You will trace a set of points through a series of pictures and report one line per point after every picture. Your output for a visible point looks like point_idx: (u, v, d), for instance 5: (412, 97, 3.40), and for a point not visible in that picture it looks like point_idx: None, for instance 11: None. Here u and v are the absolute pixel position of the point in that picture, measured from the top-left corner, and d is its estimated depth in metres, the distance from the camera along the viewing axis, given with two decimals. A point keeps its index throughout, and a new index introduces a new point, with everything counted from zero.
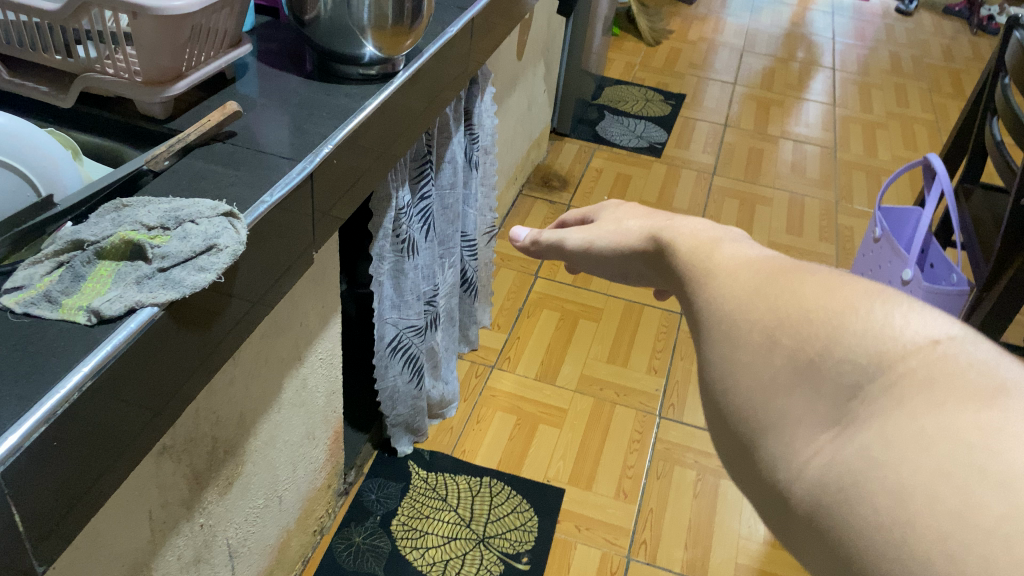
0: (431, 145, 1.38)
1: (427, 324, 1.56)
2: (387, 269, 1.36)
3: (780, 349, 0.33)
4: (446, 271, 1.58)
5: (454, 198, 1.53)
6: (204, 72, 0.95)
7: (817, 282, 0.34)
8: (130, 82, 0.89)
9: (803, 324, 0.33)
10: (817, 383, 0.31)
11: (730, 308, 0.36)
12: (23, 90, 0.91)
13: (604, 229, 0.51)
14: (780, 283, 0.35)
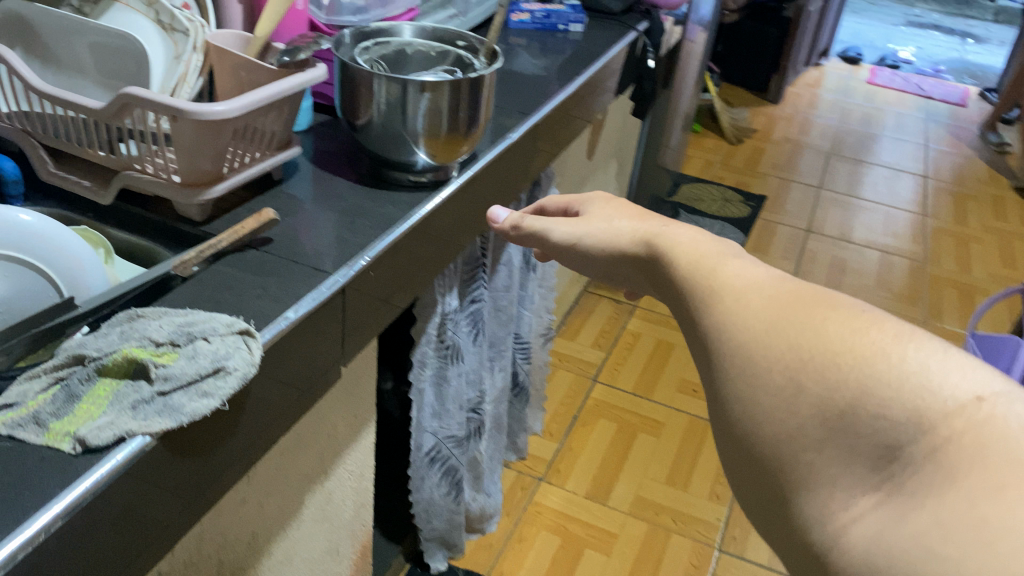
0: (486, 249, 1.35)
1: (470, 433, 1.47)
2: (429, 375, 1.30)
3: (806, 394, 0.42)
4: (495, 375, 1.52)
5: (509, 300, 1.48)
6: (246, 174, 0.93)
7: (832, 317, 0.44)
8: (166, 182, 0.88)
9: (829, 370, 0.42)
10: (852, 441, 0.40)
11: (747, 334, 0.46)
12: (66, 184, 0.91)
13: (596, 228, 0.67)
14: (788, 316, 0.45)
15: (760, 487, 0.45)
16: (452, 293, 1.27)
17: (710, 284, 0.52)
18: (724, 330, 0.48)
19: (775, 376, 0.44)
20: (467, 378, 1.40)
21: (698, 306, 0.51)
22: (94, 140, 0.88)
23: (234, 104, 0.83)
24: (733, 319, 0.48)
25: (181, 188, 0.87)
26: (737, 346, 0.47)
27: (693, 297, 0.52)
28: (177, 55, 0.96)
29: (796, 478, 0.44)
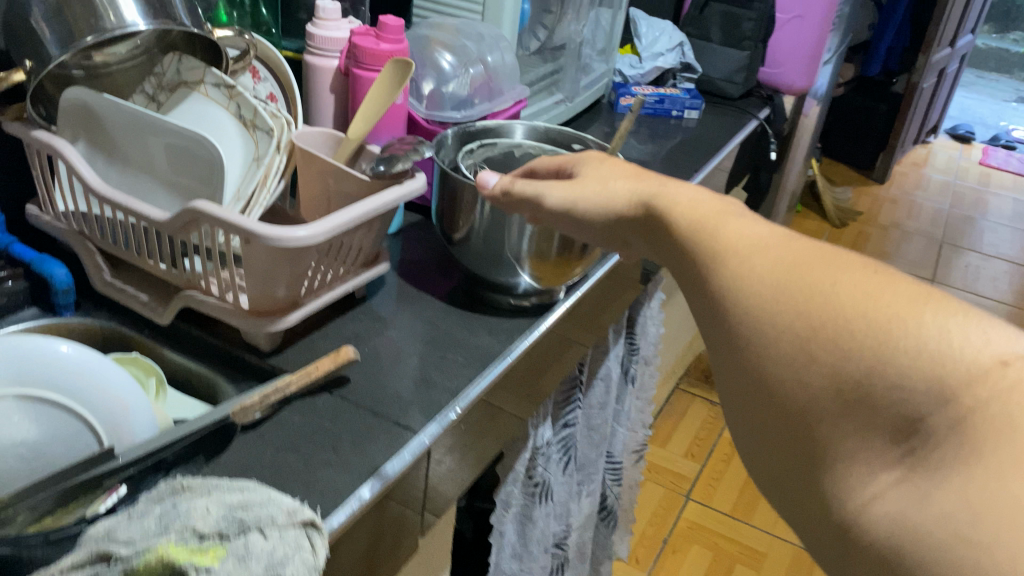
0: (583, 367, 1.29)
1: (553, 568, 1.42)
2: (513, 515, 1.22)
3: (822, 361, 0.47)
4: (582, 500, 1.44)
5: (602, 418, 1.41)
6: (331, 293, 0.87)
7: (847, 282, 0.48)
8: (226, 305, 0.82)
9: (846, 337, 0.46)
10: (875, 412, 0.45)
11: (761, 300, 0.51)
12: (123, 295, 0.86)
13: (587, 193, 0.73)
14: (814, 284, 0.49)
15: (786, 450, 0.50)
16: (545, 425, 1.21)
17: (738, 253, 0.55)
18: (744, 298, 0.52)
19: (790, 341, 0.49)
20: (554, 512, 1.33)
21: (722, 276, 0.55)
22: (156, 252, 0.83)
23: (316, 230, 0.76)
24: (750, 287, 0.52)
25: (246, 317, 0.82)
26: (749, 309, 0.52)
27: (715, 268, 0.56)
28: (256, 155, 0.88)
29: (834, 451, 0.47)
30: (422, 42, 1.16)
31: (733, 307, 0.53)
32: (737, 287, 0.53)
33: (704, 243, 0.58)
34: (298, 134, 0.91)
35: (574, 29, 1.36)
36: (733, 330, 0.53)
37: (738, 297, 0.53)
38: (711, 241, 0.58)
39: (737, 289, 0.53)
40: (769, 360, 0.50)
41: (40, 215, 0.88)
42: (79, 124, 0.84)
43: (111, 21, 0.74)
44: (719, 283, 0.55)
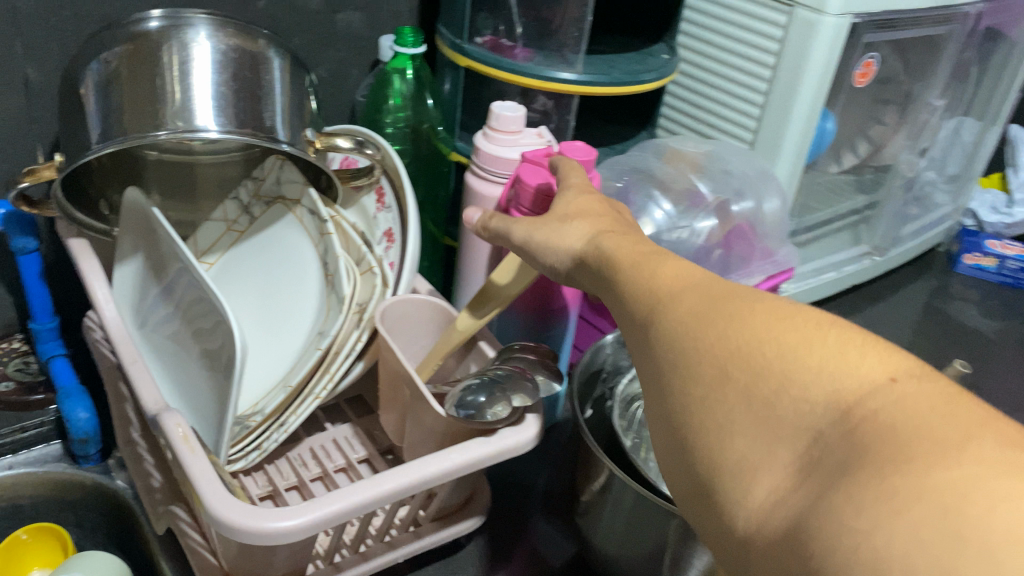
0: None
1: None
2: None
3: (733, 383, 0.28)
4: None
5: None
6: (369, 568, 0.50)
7: (760, 306, 0.30)
8: (210, 567, 0.49)
9: (751, 355, 0.28)
10: (774, 428, 0.26)
11: (668, 307, 0.32)
12: (140, 471, 0.59)
13: (543, 226, 0.43)
14: (717, 297, 0.31)
15: (683, 470, 0.30)
16: None
17: (662, 260, 0.35)
18: (650, 310, 0.33)
19: (695, 354, 0.30)
20: None
21: (631, 289, 0.35)
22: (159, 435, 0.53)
23: (311, 515, 0.41)
24: (664, 289, 0.33)
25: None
26: (655, 323, 0.32)
27: (622, 286, 0.36)
28: (320, 332, 0.55)
29: (725, 465, 0.28)
30: (660, 148, 0.74)
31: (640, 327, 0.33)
32: (655, 293, 0.33)
33: (613, 253, 0.38)
34: (389, 298, 0.54)
35: (910, 156, 0.92)
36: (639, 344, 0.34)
37: (644, 309, 0.33)
38: (629, 248, 0.37)
39: (649, 298, 0.33)
40: (668, 392, 0.31)
41: (92, 333, 0.64)
42: (137, 235, 0.59)
43: (178, 125, 0.53)
44: (626, 301, 0.35)
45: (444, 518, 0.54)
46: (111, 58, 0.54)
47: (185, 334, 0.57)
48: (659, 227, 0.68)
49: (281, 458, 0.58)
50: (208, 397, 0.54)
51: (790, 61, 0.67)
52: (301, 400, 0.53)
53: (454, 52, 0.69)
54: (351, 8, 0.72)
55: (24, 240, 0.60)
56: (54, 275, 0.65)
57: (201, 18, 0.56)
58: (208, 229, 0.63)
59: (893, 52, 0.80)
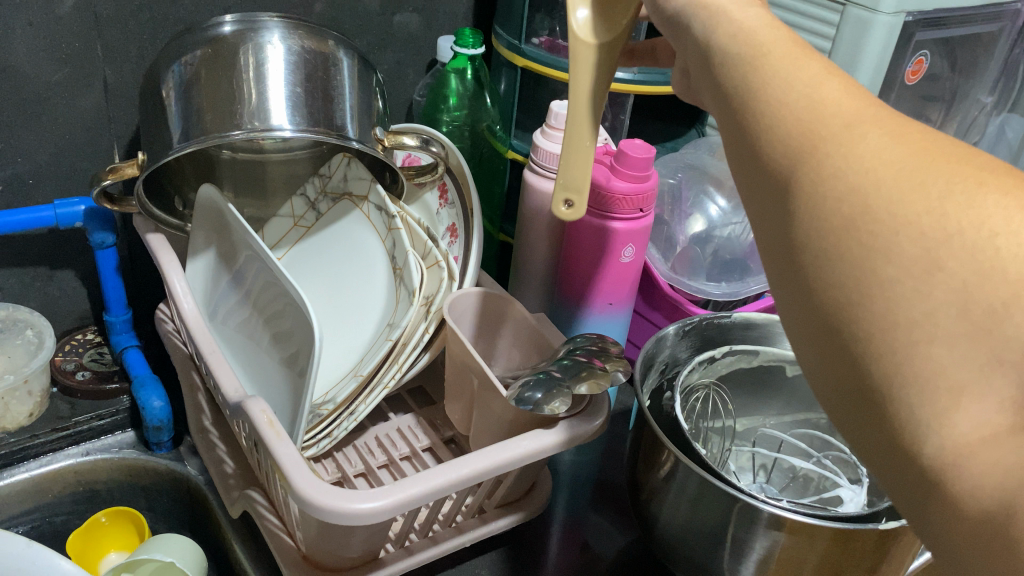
0: None
1: None
2: None
3: (949, 279, 0.25)
4: None
5: None
6: (441, 550, 0.52)
7: (989, 186, 0.26)
8: (287, 549, 0.51)
9: (979, 250, 0.25)
10: (993, 346, 0.24)
11: (846, 159, 0.28)
12: (212, 456, 0.61)
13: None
14: (907, 154, 0.27)
15: (832, 369, 0.28)
16: None
17: (821, 85, 0.30)
18: (811, 157, 0.29)
19: (890, 227, 0.26)
20: None
21: (775, 124, 0.30)
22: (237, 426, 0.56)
23: (397, 497, 0.42)
24: (833, 132, 0.29)
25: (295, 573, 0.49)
26: (822, 177, 0.28)
27: (763, 116, 0.31)
28: (389, 323, 0.57)
29: (915, 372, 0.25)
30: (712, 145, 0.75)
31: (789, 178, 0.29)
32: (820, 133, 0.29)
33: (756, 60, 0.32)
34: (456, 290, 0.56)
35: None
36: (780, 196, 0.30)
37: (806, 154, 0.29)
38: (774, 57, 0.32)
39: (808, 140, 0.29)
40: (826, 269, 0.27)
41: (164, 325, 0.67)
42: (212, 230, 0.61)
43: (255, 124, 0.55)
44: (767, 135, 0.31)
45: (507, 506, 0.56)
46: (192, 61, 0.56)
47: (255, 323, 0.59)
48: (712, 224, 0.70)
49: (349, 446, 0.60)
50: (280, 383, 0.56)
51: (843, 59, 0.68)
52: (370, 390, 0.54)
53: (512, 53, 0.71)
54: (409, 10, 0.74)
55: (103, 236, 0.63)
56: (127, 270, 0.68)
57: (274, 23, 0.58)
58: (276, 225, 0.66)
59: (942, 50, 0.80)
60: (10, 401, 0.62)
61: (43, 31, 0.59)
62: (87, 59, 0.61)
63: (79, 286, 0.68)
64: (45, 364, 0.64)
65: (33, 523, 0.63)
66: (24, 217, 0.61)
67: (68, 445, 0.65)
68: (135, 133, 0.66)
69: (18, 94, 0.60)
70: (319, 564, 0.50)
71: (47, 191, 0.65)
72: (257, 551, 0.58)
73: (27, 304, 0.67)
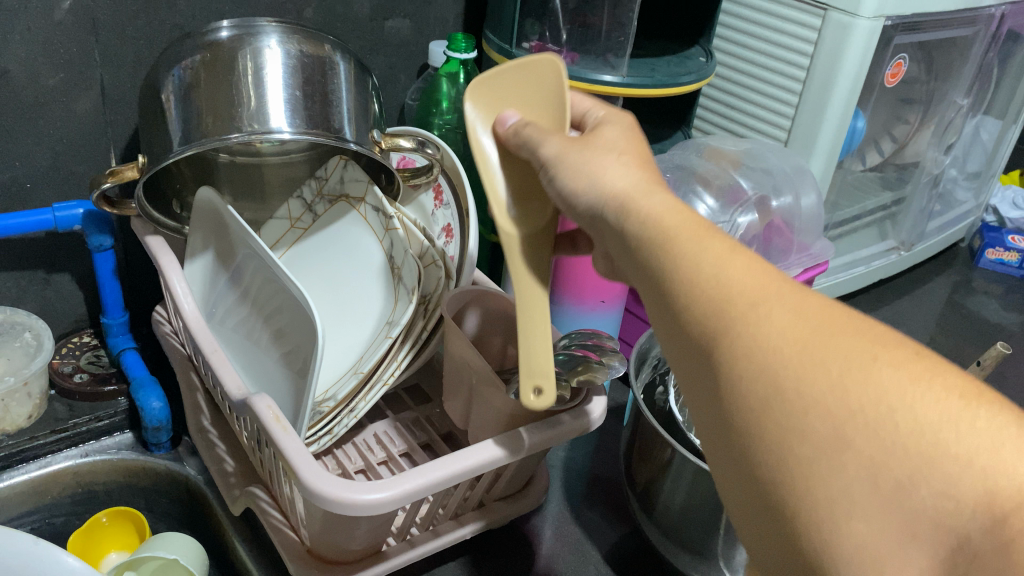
0: None
1: None
2: None
3: (856, 457, 0.27)
4: None
5: None
6: (442, 542, 0.53)
7: (884, 358, 0.28)
8: (291, 543, 0.52)
9: (882, 427, 0.27)
10: (909, 516, 0.26)
11: (753, 333, 0.30)
12: (210, 455, 0.61)
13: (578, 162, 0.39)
14: (809, 330, 0.30)
15: (761, 527, 0.30)
16: None
17: (721, 254, 0.33)
18: (720, 332, 0.31)
19: (799, 409, 0.28)
20: None
21: (687, 299, 0.32)
22: (239, 424, 0.56)
23: (400, 488, 0.43)
24: (736, 307, 0.31)
25: (302, 566, 0.50)
26: (733, 351, 0.30)
27: (673, 288, 0.33)
28: (389, 321, 0.58)
29: (840, 547, 0.27)
30: (701, 146, 0.78)
31: (706, 349, 0.32)
32: (727, 307, 0.31)
33: (660, 235, 0.34)
34: (455, 288, 0.57)
35: (935, 153, 0.95)
36: (701, 366, 0.32)
37: (719, 333, 0.31)
38: (678, 232, 0.34)
39: (717, 315, 0.31)
40: (749, 441, 0.30)
41: (162, 326, 0.67)
42: (209, 233, 0.62)
43: (254, 126, 0.56)
44: (682, 309, 0.33)
45: (506, 499, 0.57)
46: (191, 65, 0.57)
47: (254, 322, 0.60)
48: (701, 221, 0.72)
49: (348, 442, 0.61)
50: (280, 383, 0.57)
51: (825, 61, 0.70)
52: (370, 387, 0.55)
53: (502, 56, 0.72)
54: (400, 15, 0.75)
55: (101, 239, 0.64)
56: (124, 272, 0.69)
57: (270, 27, 0.59)
58: (273, 227, 0.67)
59: (919, 53, 0.83)
60: (10, 402, 0.63)
61: (41, 36, 0.59)
62: (84, 64, 0.62)
63: (76, 288, 0.69)
64: (44, 366, 0.64)
65: (34, 524, 0.63)
66: (24, 220, 0.61)
67: (67, 447, 0.65)
68: (132, 136, 0.67)
69: (16, 98, 0.60)
70: (323, 557, 0.51)
71: (44, 194, 0.66)
72: (260, 550, 0.59)
73: (24, 307, 0.67)
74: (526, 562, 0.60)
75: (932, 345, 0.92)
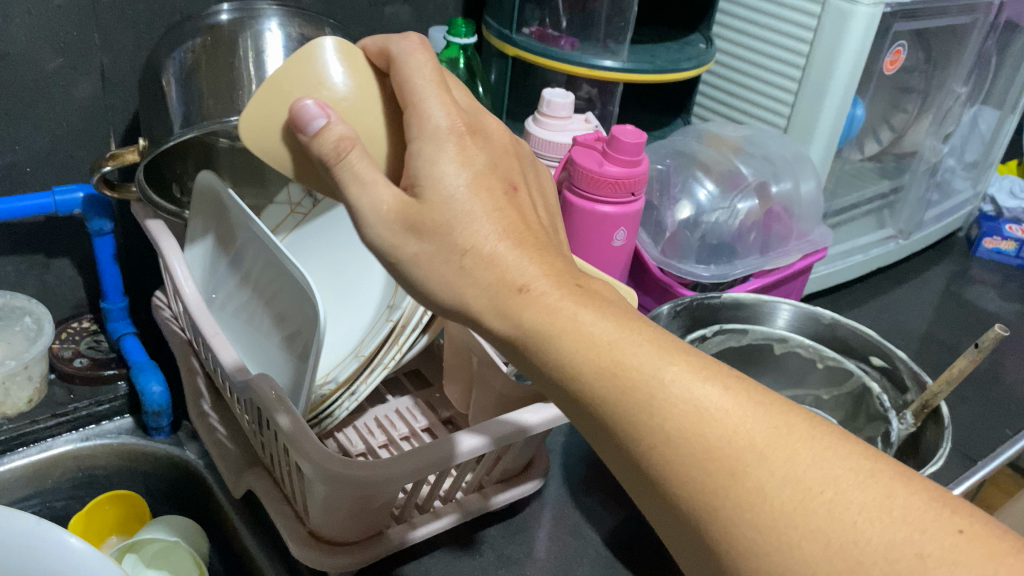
0: None
1: None
2: None
3: None
4: None
5: None
6: (446, 523, 0.53)
7: (913, 546, 0.27)
8: (293, 524, 0.52)
9: None
10: None
11: (769, 533, 0.29)
12: (210, 439, 0.61)
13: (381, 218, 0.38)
14: (831, 523, 0.28)
15: None
16: None
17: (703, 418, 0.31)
18: (728, 531, 0.30)
19: None
20: None
21: (679, 475, 0.31)
22: (241, 410, 0.56)
23: (400, 466, 0.44)
24: (741, 504, 0.30)
25: (305, 549, 0.50)
26: (751, 553, 0.29)
27: (661, 460, 0.32)
28: (391, 305, 0.58)
29: None
30: (701, 132, 0.78)
31: (711, 542, 0.30)
32: (730, 501, 0.30)
33: (629, 385, 0.33)
34: None
35: (934, 142, 0.95)
36: (710, 554, 0.31)
37: (722, 522, 0.30)
38: (645, 380, 0.33)
39: (719, 508, 0.30)
40: None
41: (161, 311, 0.67)
42: (210, 215, 0.62)
43: None
44: (675, 489, 0.31)
45: (505, 482, 0.58)
46: (192, 48, 0.57)
47: (255, 306, 0.60)
48: (701, 208, 0.73)
49: (350, 427, 0.61)
50: (281, 368, 0.57)
51: (824, 49, 0.70)
52: (371, 369, 0.55)
53: (503, 42, 0.71)
54: (399, 1, 0.75)
55: (101, 222, 0.64)
56: (123, 257, 0.69)
57: (271, 11, 0.59)
58: (272, 212, 0.67)
59: (917, 41, 0.82)
60: (10, 386, 0.63)
61: (41, 20, 0.59)
62: (84, 48, 0.61)
63: (76, 273, 0.69)
64: (44, 350, 0.64)
65: (36, 509, 0.64)
66: (24, 204, 0.61)
67: (67, 431, 0.65)
68: (133, 120, 0.67)
69: (15, 82, 0.60)
70: (324, 538, 0.51)
71: (44, 178, 0.65)
72: (262, 535, 0.59)
73: (24, 291, 0.67)
74: (527, 547, 0.60)
75: (930, 333, 0.92)
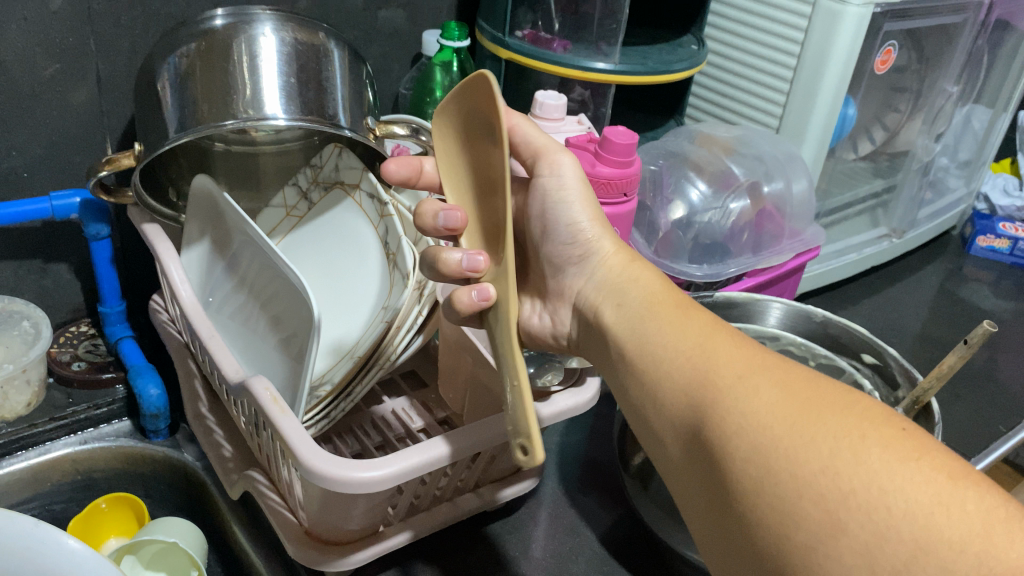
0: None
1: None
2: None
3: (848, 533, 0.30)
4: None
5: None
6: (443, 522, 0.54)
7: (872, 435, 0.32)
8: (290, 524, 0.52)
9: (872, 504, 0.30)
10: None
11: (750, 413, 0.35)
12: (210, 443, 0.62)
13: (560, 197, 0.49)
14: (802, 409, 0.35)
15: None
16: None
17: (724, 347, 0.39)
18: (719, 417, 0.36)
19: (790, 477, 0.32)
20: None
21: (690, 378, 0.39)
22: (240, 412, 0.57)
23: (393, 468, 0.44)
24: (738, 398, 0.36)
25: (302, 550, 0.51)
26: (733, 425, 0.35)
27: (679, 371, 0.39)
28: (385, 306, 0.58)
29: None
30: (693, 133, 0.79)
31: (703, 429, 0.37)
32: (726, 392, 0.37)
33: (670, 328, 0.42)
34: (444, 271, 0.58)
35: (926, 141, 0.95)
36: (702, 440, 0.37)
37: (715, 408, 0.37)
38: (682, 322, 0.42)
39: (716, 404, 0.37)
40: (748, 505, 0.34)
41: (159, 315, 0.67)
42: (205, 219, 0.62)
43: (249, 112, 0.56)
44: (684, 388, 0.39)
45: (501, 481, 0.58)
46: (186, 54, 0.57)
47: (251, 307, 0.60)
48: (692, 210, 0.74)
49: (348, 429, 0.62)
50: (277, 369, 0.57)
51: (814, 49, 0.70)
52: (367, 371, 0.55)
53: (496, 45, 0.72)
54: (393, 6, 0.76)
55: (98, 227, 0.64)
56: (121, 261, 0.69)
57: (265, 16, 0.59)
58: (268, 215, 0.69)
59: (906, 40, 0.83)
60: (9, 389, 0.63)
61: (37, 26, 0.59)
62: (80, 54, 0.62)
63: (74, 278, 0.69)
64: (42, 354, 0.65)
65: (36, 510, 0.64)
66: (22, 209, 0.61)
67: (65, 435, 0.66)
68: (128, 126, 0.68)
69: (11, 89, 0.61)
70: (322, 538, 0.52)
71: (41, 184, 0.66)
72: (260, 536, 0.60)
73: (22, 296, 0.67)
74: (524, 545, 0.60)
75: (925, 331, 0.92)
